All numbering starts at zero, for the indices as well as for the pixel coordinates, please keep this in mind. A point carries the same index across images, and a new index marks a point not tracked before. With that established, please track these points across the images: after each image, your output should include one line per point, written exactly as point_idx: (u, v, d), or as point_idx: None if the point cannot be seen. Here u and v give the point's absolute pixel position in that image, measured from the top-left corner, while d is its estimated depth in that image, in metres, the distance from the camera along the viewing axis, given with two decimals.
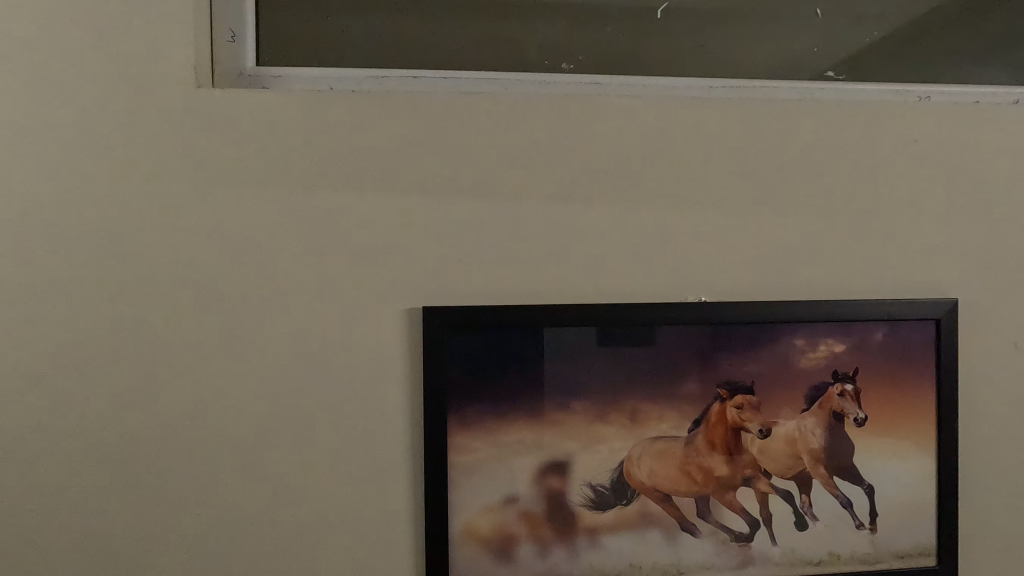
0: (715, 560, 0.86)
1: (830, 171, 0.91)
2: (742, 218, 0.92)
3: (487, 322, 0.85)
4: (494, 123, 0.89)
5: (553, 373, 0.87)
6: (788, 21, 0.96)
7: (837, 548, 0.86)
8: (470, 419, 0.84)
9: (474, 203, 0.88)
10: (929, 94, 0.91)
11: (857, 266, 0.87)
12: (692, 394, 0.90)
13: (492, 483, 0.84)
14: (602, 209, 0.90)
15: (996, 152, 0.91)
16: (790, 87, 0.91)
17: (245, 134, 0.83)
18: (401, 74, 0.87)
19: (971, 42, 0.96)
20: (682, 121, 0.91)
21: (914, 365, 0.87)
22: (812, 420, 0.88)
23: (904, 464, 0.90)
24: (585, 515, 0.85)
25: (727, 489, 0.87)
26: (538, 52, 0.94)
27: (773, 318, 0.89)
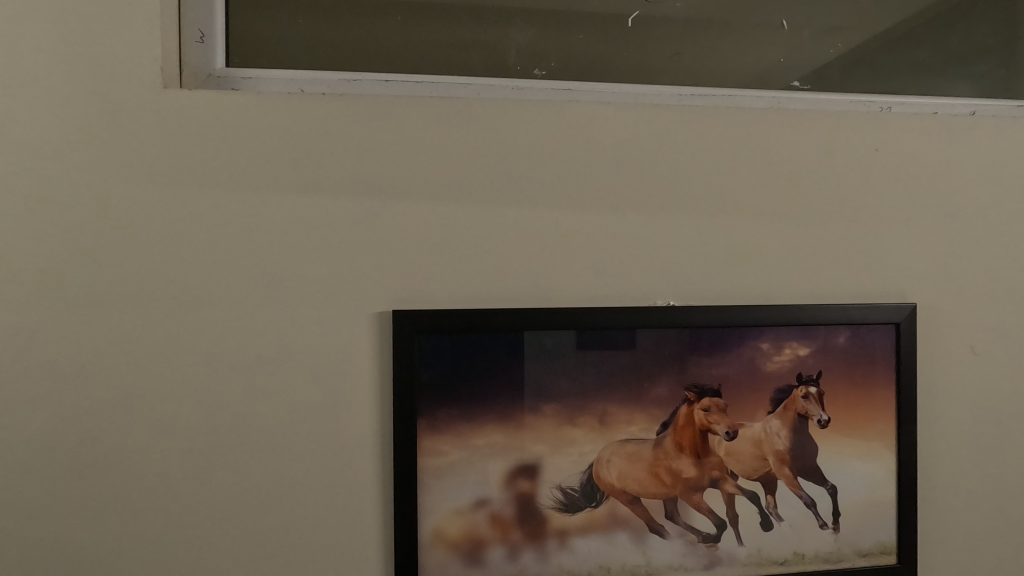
0: (682, 560, 0.94)
1: (791, 178, 0.98)
2: (710, 221, 0.96)
3: (459, 333, 0.91)
4: (456, 137, 0.92)
5: (523, 378, 0.91)
6: (758, 30, 1.03)
7: (800, 548, 0.96)
8: (443, 424, 0.90)
9: (441, 216, 0.92)
10: (889, 106, 1.00)
11: (818, 272, 0.98)
12: (661, 397, 0.94)
13: (465, 485, 0.91)
14: (568, 218, 0.94)
15: (944, 167, 1.00)
16: (762, 97, 0.98)
17: (219, 153, 0.89)
18: (373, 78, 0.92)
19: (920, 55, 1.06)
20: (650, 128, 0.96)
21: (873, 363, 0.97)
22: (777, 422, 0.96)
23: (867, 464, 0.98)
24: (553, 517, 0.92)
25: (693, 492, 0.94)
26: (511, 58, 0.98)
27: (742, 322, 0.94)
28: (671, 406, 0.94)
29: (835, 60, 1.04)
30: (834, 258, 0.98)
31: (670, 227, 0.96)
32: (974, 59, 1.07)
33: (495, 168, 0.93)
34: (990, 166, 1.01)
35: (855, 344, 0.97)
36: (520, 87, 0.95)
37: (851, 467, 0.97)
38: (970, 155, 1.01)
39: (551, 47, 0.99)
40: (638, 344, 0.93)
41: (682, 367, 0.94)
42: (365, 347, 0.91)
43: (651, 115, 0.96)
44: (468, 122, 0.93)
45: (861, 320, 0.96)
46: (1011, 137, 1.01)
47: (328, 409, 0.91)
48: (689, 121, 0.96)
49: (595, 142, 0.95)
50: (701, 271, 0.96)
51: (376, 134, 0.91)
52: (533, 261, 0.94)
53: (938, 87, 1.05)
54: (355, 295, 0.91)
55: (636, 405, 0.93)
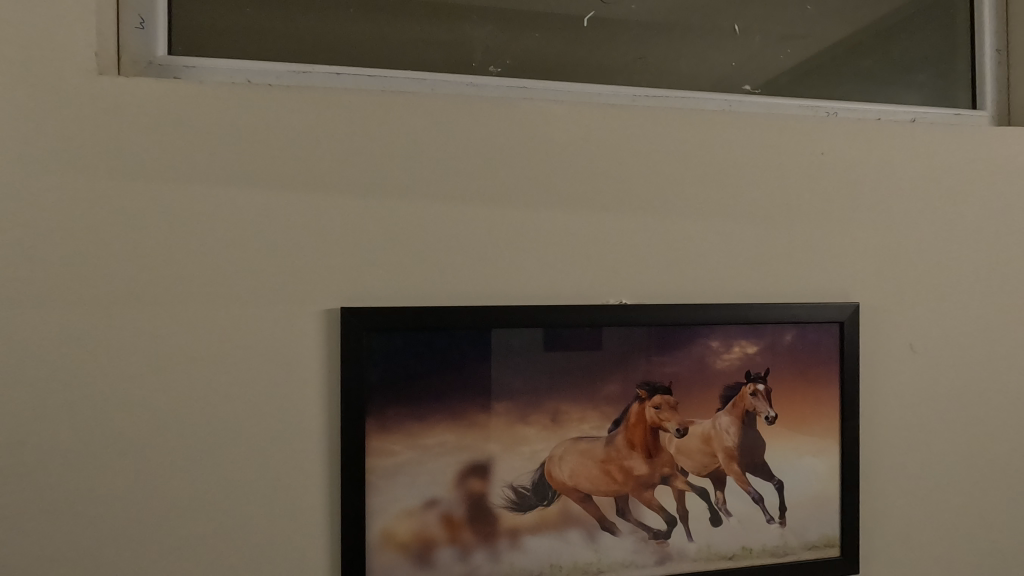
0: (633, 557, 0.94)
1: (742, 179, 0.99)
2: (663, 219, 0.97)
3: (409, 332, 0.89)
4: (408, 130, 0.91)
5: (475, 377, 0.90)
6: (710, 34, 1.05)
7: (748, 542, 0.98)
8: (393, 424, 0.88)
9: (392, 211, 0.90)
10: (836, 111, 1.05)
11: (765, 272, 1.00)
12: (613, 395, 0.94)
13: (415, 485, 0.89)
14: (522, 215, 0.94)
15: (886, 170, 1.03)
16: (714, 100, 1.02)
17: (159, 141, 0.85)
18: (323, 71, 0.92)
19: (866, 64, 1.10)
20: (605, 126, 0.96)
21: (819, 362, 1.00)
22: (726, 419, 0.97)
23: (813, 460, 1.00)
24: (505, 516, 0.91)
25: (645, 489, 0.94)
26: (466, 54, 0.98)
27: (693, 320, 0.95)
28: (623, 405, 0.94)
29: (785, 67, 1.07)
30: (782, 258, 1.00)
31: (625, 225, 0.96)
32: (914, 69, 1.12)
33: (450, 163, 0.92)
34: (930, 171, 1.04)
35: (801, 342, 0.99)
36: (475, 83, 0.95)
37: (797, 462, 0.99)
38: (912, 159, 1.04)
39: (508, 46, 0.99)
40: (591, 342, 0.93)
41: (633, 365, 0.94)
42: (312, 344, 0.88)
43: (606, 113, 0.96)
44: (421, 115, 0.91)
45: (806, 318, 0.99)
46: (951, 143, 1.05)
47: (273, 408, 0.87)
48: (643, 119, 0.97)
49: (551, 138, 0.94)
50: (653, 269, 0.97)
51: (326, 126, 0.89)
52: (487, 257, 0.93)
53: (880, 94, 1.09)
54: (303, 290, 0.88)
55: (588, 403, 0.93)
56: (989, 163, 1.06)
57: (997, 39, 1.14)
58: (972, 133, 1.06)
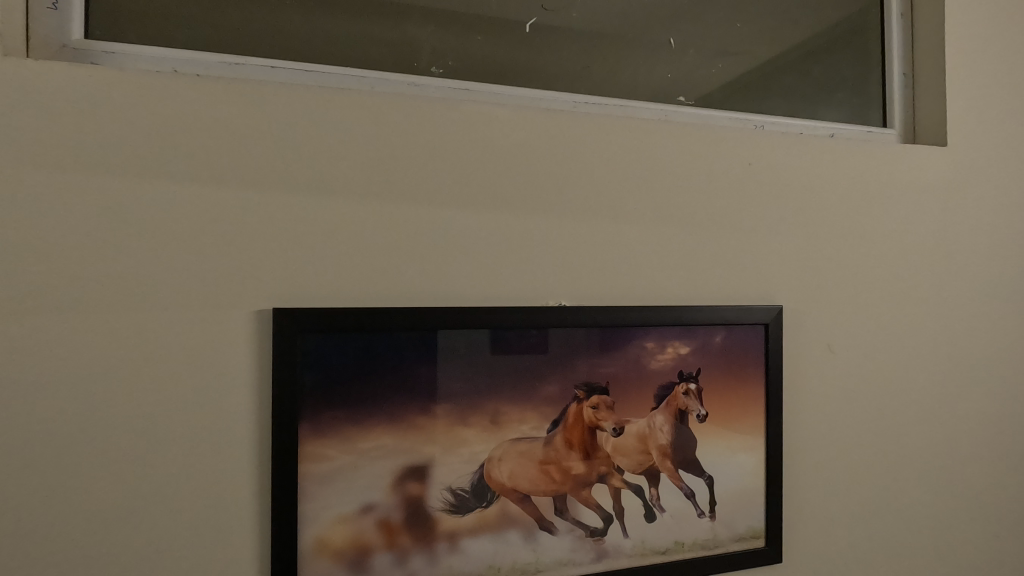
0: (571, 556, 0.95)
1: (676, 186, 1.03)
2: (602, 223, 1.00)
3: (346, 333, 0.87)
4: (348, 127, 0.89)
5: (414, 378, 0.89)
6: (647, 46, 1.09)
7: (681, 537, 1.01)
8: (327, 428, 0.86)
9: (331, 208, 0.88)
10: (763, 124, 1.11)
11: (698, 275, 1.04)
12: (552, 396, 0.95)
13: (350, 490, 0.86)
14: (464, 215, 0.94)
15: (808, 181, 1.09)
16: (651, 108, 1.06)
17: (78, 130, 0.79)
18: (257, 63, 0.89)
19: (790, 81, 1.17)
20: (547, 130, 0.97)
21: (746, 362, 1.04)
22: (660, 417, 1.00)
23: (741, 456, 1.04)
24: (443, 519, 0.90)
25: (582, 487, 0.96)
26: (409, 53, 0.98)
27: (629, 323, 0.98)
28: (562, 405, 0.95)
29: (716, 80, 1.12)
30: (713, 262, 1.04)
31: (565, 228, 0.98)
32: (832, 88, 1.20)
33: (392, 161, 0.91)
34: (847, 183, 1.12)
35: (729, 343, 1.04)
36: (416, 83, 0.95)
37: (726, 458, 1.04)
38: (831, 171, 1.11)
39: (451, 47, 1.00)
40: (531, 343, 0.94)
41: (572, 366, 0.96)
42: (244, 345, 0.85)
43: (548, 117, 0.97)
44: (362, 113, 0.90)
45: (735, 320, 1.03)
46: (865, 157, 1.13)
47: (201, 413, 0.83)
48: (584, 125, 0.99)
49: (493, 140, 0.95)
50: (592, 271, 0.99)
51: (262, 120, 0.86)
52: (429, 257, 0.92)
53: (803, 110, 1.16)
54: (234, 289, 0.85)
55: (527, 404, 0.94)
56: (898, 177, 1.15)
57: (903, 63, 1.24)
58: (884, 149, 1.14)
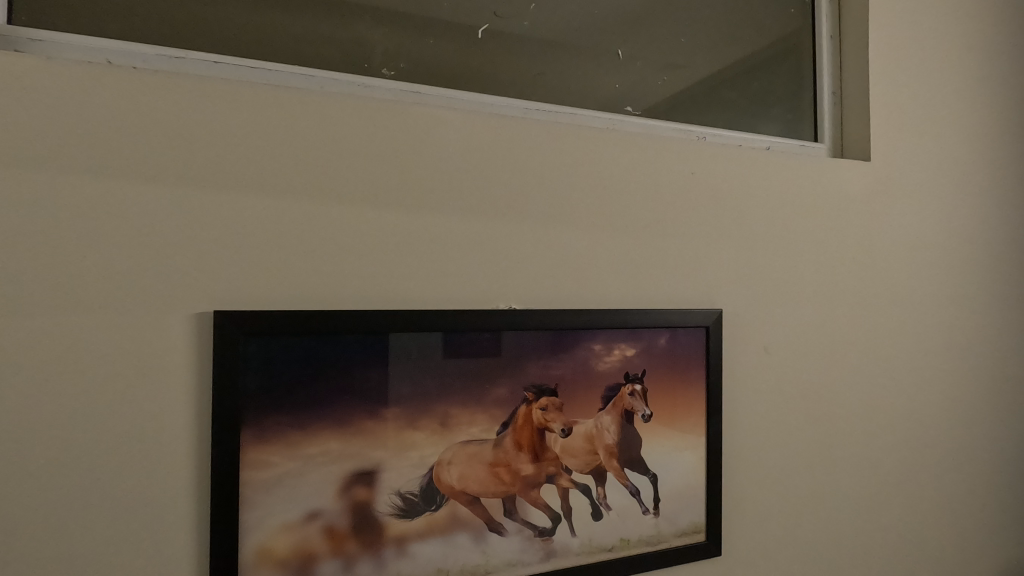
0: (520, 556, 0.96)
1: (623, 192, 1.06)
2: (551, 227, 1.01)
3: (293, 335, 0.85)
4: (296, 126, 0.88)
5: (363, 381, 0.88)
6: (597, 56, 1.12)
7: (626, 534, 1.03)
8: (272, 433, 0.84)
9: (277, 208, 0.87)
10: (705, 135, 1.16)
11: (643, 279, 1.07)
12: (502, 398, 0.96)
13: (295, 497, 0.84)
14: (415, 218, 0.94)
15: (747, 190, 1.15)
16: (599, 117, 1.08)
17: (4, 120, 0.75)
18: (198, 57, 0.86)
19: (730, 95, 1.22)
20: (499, 134, 0.98)
21: (688, 364, 1.08)
22: (607, 418, 1.02)
23: (683, 454, 1.08)
24: (392, 524, 0.89)
25: (531, 488, 0.97)
26: (359, 54, 0.97)
27: (578, 325, 1.00)
28: (511, 407, 0.96)
29: (662, 91, 1.16)
30: (658, 267, 1.08)
31: (516, 232, 0.99)
32: (768, 103, 1.26)
33: (341, 162, 0.90)
34: (782, 193, 1.18)
35: (673, 345, 1.07)
36: (367, 84, 0.94)
37: (670, 456, 1.07)
38: (768, 182, 1.16)
39: (403, 49, 0.99)
40: (481, 346, 0.95)
41: (521, 368, 0.97)
42: (184, 348, 0.82)
43: (500, 122, 0.98)
44: (311, 113, 0.88)
45: (678, 323, 1.07)
46: (798, 169, 1.19)
47: (137, 419, 0.80)
48: (534, 130, 1.00)
49: (445, 143, 0.95)
50: (541, 274, 1.01)
51: (205, 116, 0.83)
52: (379, 258, 0.92)
53: (742, 123, 1.22)
54: (175, 290, 0.82)
55: (477, 406, 0.94)
56: (828, 188, 1.22)
57: (833, 82, 1.32)
58: (815, 162, 1.20)
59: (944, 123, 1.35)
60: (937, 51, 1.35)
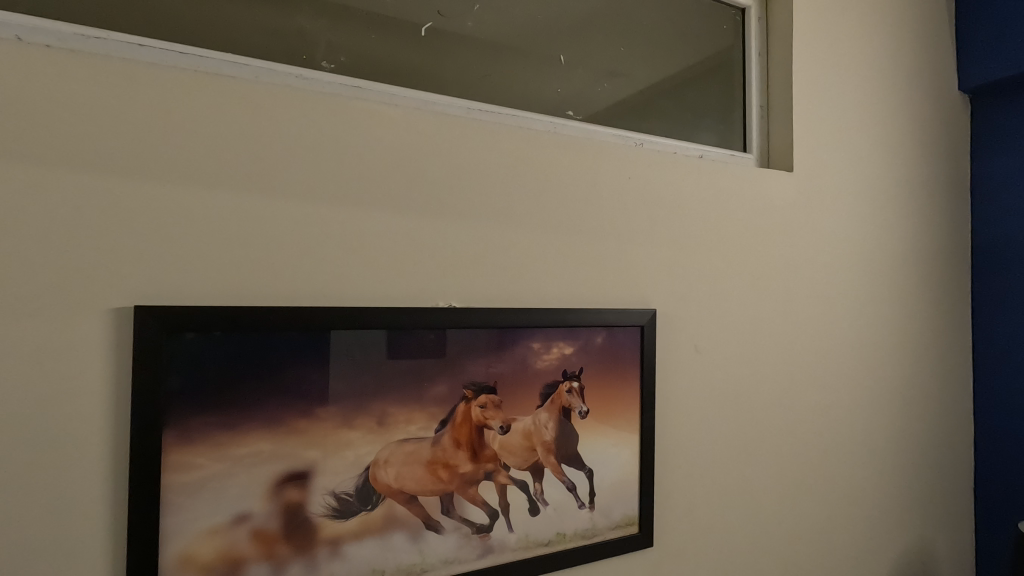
0: (456, 553, 0.96)
1: (563, 194, 1.08)
2: (492, 226, 1.02)
3: (222, 331, 0.81)
4: (228, 116, 0.85)
5: (297, 379, 0.86)
6: (538, 61, 1.15)
7: (562, 528, 1.05)
8: (197, 434, 0.80)
9: (207, 199, 0.83)
10: (643, 142, 1.19)
11: (581, 279, 1.09)
12: (440, 396, 0.95)
13: (222, 500, 0.81)
14: (354, 213, 0.92)
15: (680, 196, 1.19)
16: (541, 121, 1.10)
17: None
18: (122, 39, 0.81)
19: (665, 104, 1.27)
20: (440, 132, 0.98)
21: (624, 362, 1.11)
22: (544, 415, 1.04)
23: (618, 450, 1.10)
24: (325, 525, 0.87)
25: (469, 485, 0.97)
26: (298, 45, 0.95)
27: (518, 323, 1.01)
28: (449, 405, 0.96)
29: (601, 98, 1.20)
30: (596, 267, 1.11)
31: (457, 230, 0.99)
32: (701, 114, 1.32)
33: (277, 154, 0.88)
34: (714, 199, 1.23)
35: (609, 343, 1.10)
36: (305, 77, 0.92)
37: (605, 452, 1.09)
38: (700, 188, 1.21)
39: (343, 43, 0.98)
40: (421, 343, 0.94)
41: (460, 367, 0.97)
42: (100, 344, 0.77)
43: (442, 120, 0.99)
44: (246, 102, 0.86)
45: (614, 322, 1.09)
46: (728, 177, 1.25)
47: (45, 421, 0.74)
48: (477, 130, 1.01)
49: (386, 139, 0.94)
50: (482, 273, 1.01)
51: (129, 101, 0.79)
52: (317, 252, 0.90)
53: (677, 132, 1.27)
54: (92, 282, 0.77)
55: (415, 404, 0.93)
56: (756, 195, 1.28)
57: (760, 96, 1.39)
58: (744, 171, 1.27)
59: (858, 139, 1.45)
60: (852, 72, 1.45)
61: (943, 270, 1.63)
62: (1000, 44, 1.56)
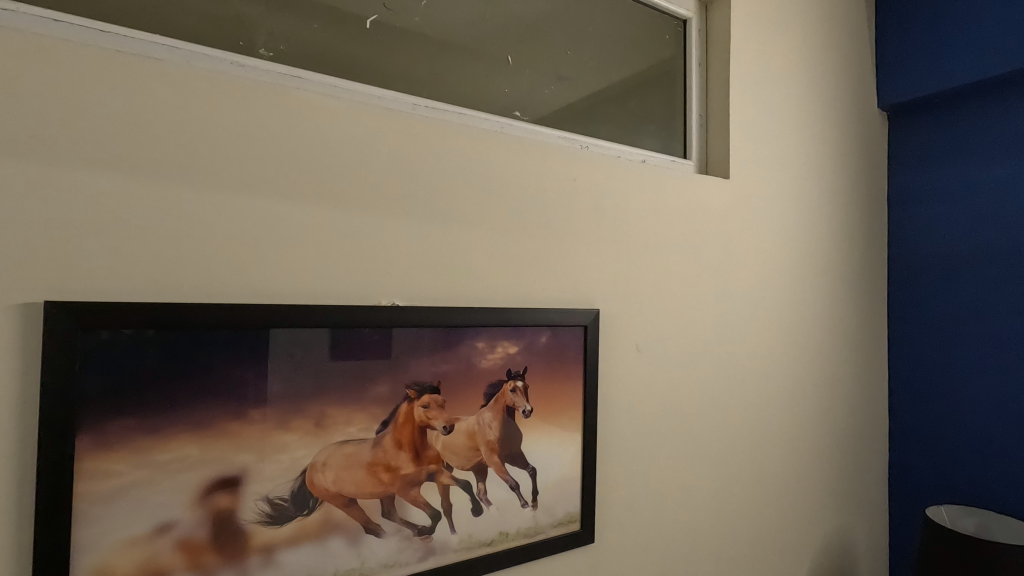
0: (398, 556, 0.93)
1: (509, 193, 1.08)
2: (438, 223, 1.01)
3: (146, 329, 0.76)
4: (155, 100, 0.80)
5: (228, 380, 0.81)
6: (486, 61, 1.15)
7: (505, 528, 1.04)
8: (116, 438, 0.74)
9: (133, 187, 0.79)
10: (588, 145, 1.21)
11: (527, 279, 1.09)
12: (383, 396, 0.93)
13: (142, 509, 0.75)
14: (295, 207, 0.89)
15: (624, 198, 1.21)
16: (489, 120, 1.09)
17: None
18: (35, 13, 0.75)
19: (609, 109, 1.29)
20: (386, 127, 0.96)
21: (568, 361, 1.12)
22: (488, 414, 1.03)
23: (561, 449, 1.11)
24: (258, 532, 0.83)
25: (410, 487, 0.95)
26: (235, 30, 0.91)
27: (463, 322, 1.00)
28: (391, 406, 0.93)
29: (547, 100, 1.21)
30: (541, 267, 1.11)
31: (402, 226, 0.98)
32: (644, 121, 1.35)
33: (211, 143, 0.83)
34: (656, 202, 1.26)
35: (553, 343, 1.10)
36: (241, 63, 0.88)
37: (549, 451, 1.10)
38: (643, 192, 1.24)
39: (285, 31, 0.95)
40: (364, 342, 0.91)
41: (403, 366, 0.95)
42: (7, 341, 0.71)
43: (387, 115, 0.97)
44: (177, 88, 0.81)
45: (558, 322, 1.10)
46: (669, 182, 1.28)
47: None
48: (423, 126, 1.00)
49: (328, 133, 0.92)
50: (427, 271, 1.00)
51: (45, 80, 0.74)
52: (254, 247, 0.86)
53: (621, 136, 1.29)
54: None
55: (356, 405, 0.90)
56: (695, 200, 1.32)
57: (700, 105, 1.44)
58: (684, 177, 1.30)
59: (789, 150, 1.53)
60: (785, 87, 1.52)
61: (863, 276, 1.73)
62: (918, 67, 1.68)
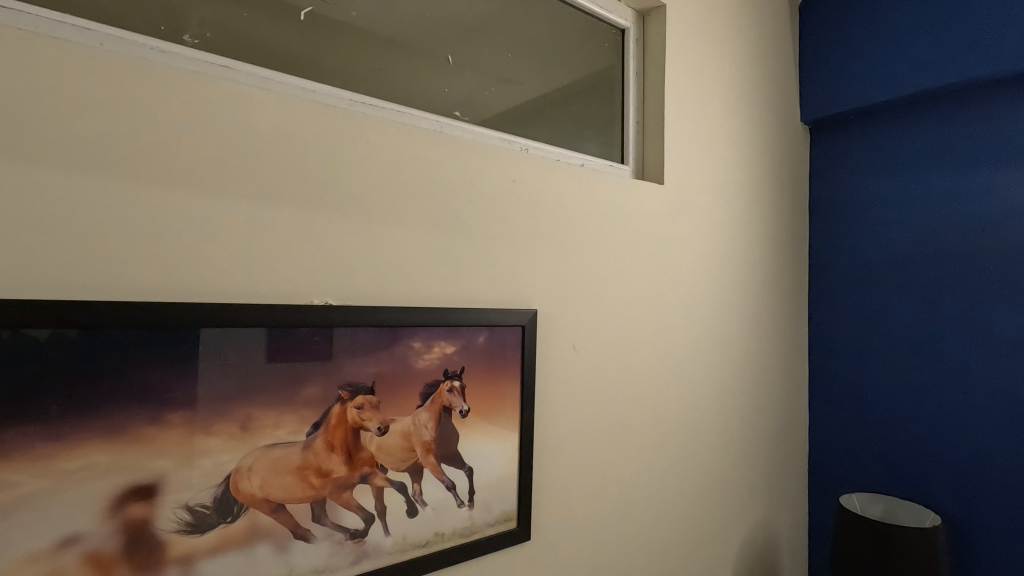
0: (329, 561, 0.90)
1: (447, 191, 1.07)
2: (374, 221, 0.99)
3: (51, 327, 0.71)
4: (66, 82, 0.74)
5: (145, 382, 0.76)
6: (424, 61, 1.14)
7: (441, 528, 1.02)
8: (15, 447, 0.68)
9: (41, 175, 0.73)
10: (528, 147, 1.22)
11: (464, 279, 1.09)
12: (314, 398, 0.90)
13: (44, 521, 0.70)
14: (222, 199, 0.85)
15: (562, 200, 1.23)
16: (428, 118, 1.08)
17: None
18: None
19: (547, 114, 1.31)
20: (320, 121, 0.94)
21: (506, 361, 1.12)
22: (424, 414, 1.01)
23: (499, 448, 1.10)
24: (176, 542, 0.78)
25: (343, 490, 0.92)
26: (158, 16, 0.87)
27: (399, 321, 0.98)
28: (323, 407, 0.90)
29: (486, 102, 1.21)
30: (479, 266, 1.11)
31: (336, 223, 0.95)
32: (581, 126, 1.38)
33: (128, 130, 0.78)
34: (593, 204, 1.28)
35: (491, 343, 1.10)
36: (163, 49, 0.83)
37: (486, 450, 1.09)
38: (581, 195, 1.26)
39: (213, 20, 0.91)
40: (295, 341, 0.88)
41: (336, 366, 0.92)
42: None
43: (322, 109, 0.94)
44: (91, 71, 0.76)
45: (495, 321, 1.09)
46: (606, 185, 1.31)
47: None
48: (359, 122, 0.98)
49: (258, 124, 0.88)
50: (363, 269, 0.98)
51: None
52: (177, 242, 0.82)
53: (559, 140, 1.31)
54: None
55: (285, 407, 0.87)
56: (631, 204, 1.35)
57: (637, 113, 1.48)
58: (621, 182, 1.33)
59: (719, 159, 1.59)
60: (716, 99, 1.59)
61: (787, 281, 1.82)
62: (848, 83, 1.77)
